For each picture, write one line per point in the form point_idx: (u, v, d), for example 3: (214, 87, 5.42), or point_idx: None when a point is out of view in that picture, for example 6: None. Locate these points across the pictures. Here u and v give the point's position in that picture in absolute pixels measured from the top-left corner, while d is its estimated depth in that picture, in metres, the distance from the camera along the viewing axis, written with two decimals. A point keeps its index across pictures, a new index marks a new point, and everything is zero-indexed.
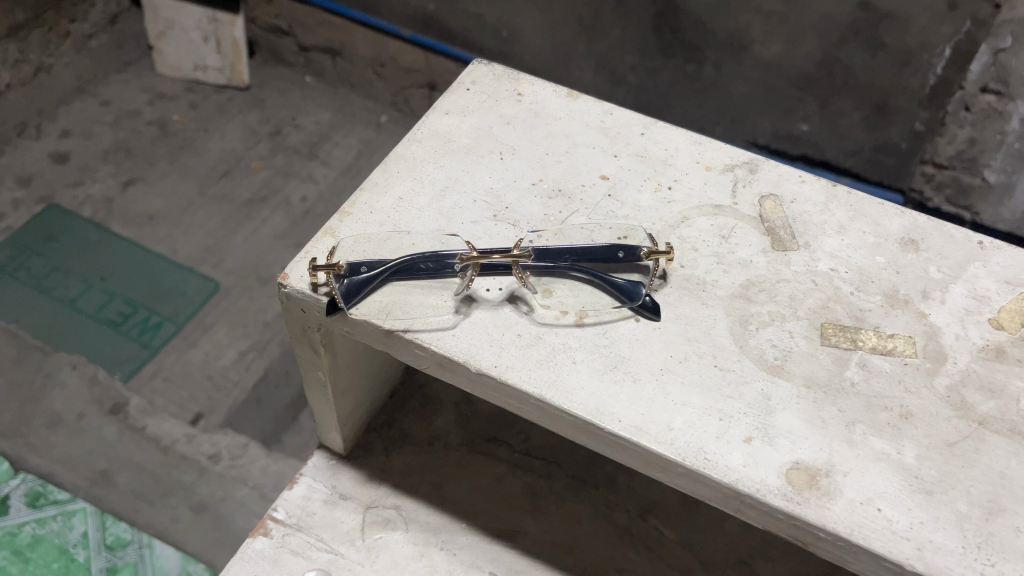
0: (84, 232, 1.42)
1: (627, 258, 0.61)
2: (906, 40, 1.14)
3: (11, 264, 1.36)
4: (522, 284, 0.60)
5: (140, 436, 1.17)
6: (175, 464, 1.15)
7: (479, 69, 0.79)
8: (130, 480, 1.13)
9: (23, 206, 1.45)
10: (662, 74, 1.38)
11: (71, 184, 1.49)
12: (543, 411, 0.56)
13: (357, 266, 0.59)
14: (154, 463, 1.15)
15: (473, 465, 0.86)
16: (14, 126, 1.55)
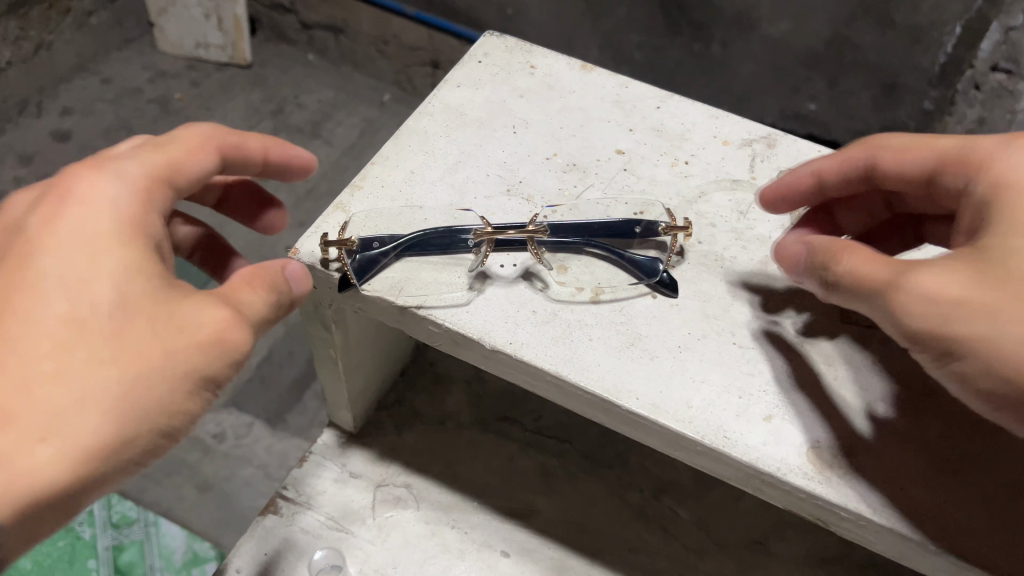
0: None
1: (644, 234, 0.61)
2: (916, 18, 1.12)
3: None
4: (538, 258, 0.59)
5: None
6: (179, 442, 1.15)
7: (491, 41, 0.77)
8: None
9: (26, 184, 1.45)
10: (669, 52, 1.37)
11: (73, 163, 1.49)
12: (558, 388, 0.55)
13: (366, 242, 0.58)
14: None
15: (484, 444, 0.85)
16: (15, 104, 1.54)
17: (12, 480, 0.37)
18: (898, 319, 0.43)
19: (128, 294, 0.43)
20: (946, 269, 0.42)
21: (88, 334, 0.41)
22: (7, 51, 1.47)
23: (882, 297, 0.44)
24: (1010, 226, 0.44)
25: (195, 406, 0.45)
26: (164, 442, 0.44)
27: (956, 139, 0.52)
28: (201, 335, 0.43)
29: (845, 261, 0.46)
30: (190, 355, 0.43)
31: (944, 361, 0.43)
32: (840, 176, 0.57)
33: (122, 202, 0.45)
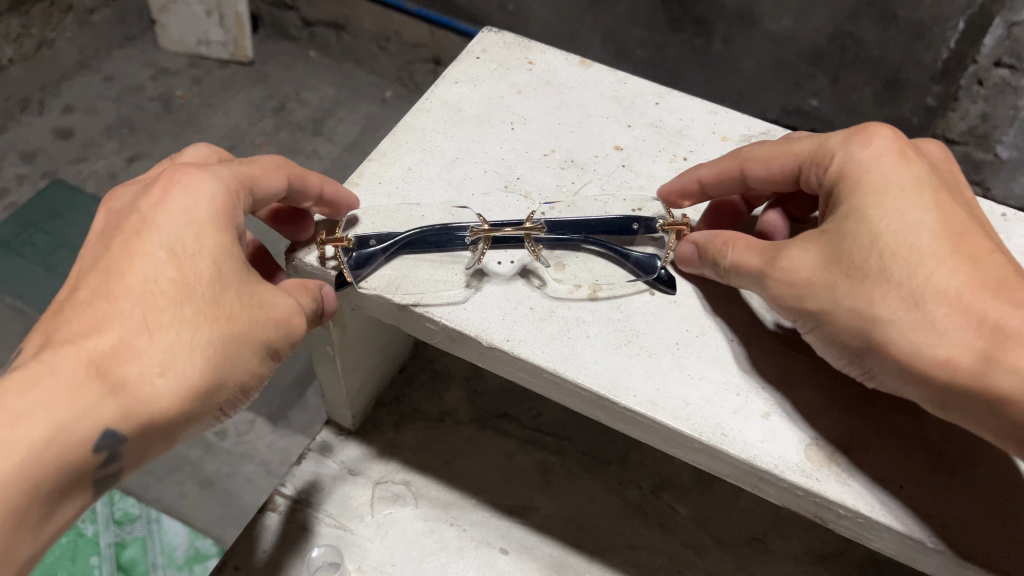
0: (89, 208, 1.42)
1: (643, 231, 0.61)
2: (918, 13, 1.11)
3: (15, 240, 1.38)
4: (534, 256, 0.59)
5: None
6: None
7: (489, 37, 0.77)
8: None
9: (28, 182, 1.46)
10: (671, 48, 1.36)
11: (75, 161, 1.49)
12: (556, 385, 0.55)
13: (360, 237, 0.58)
14: None
15: (483, 441, 0.85)
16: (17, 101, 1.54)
17: (138, 407, 0.43)
18: (823, 334, 0.50)
19: (228, 268, 0.48)
20: (851, 301, 0.47)
21: (196, 297, 0.46)
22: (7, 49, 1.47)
23: (807, 319, 0.50)
24: (861, 219, 0.49)
25: (265, 373, 0.50)
26: (241, 398, 0.49)
27: (811, 141, 0.55)
28: (275, 314, 0.49)
29: (729, 256, 0.54)
30: (266, 327, 0.49)
31: (862, 368, 0.49)
32: (720, 182, 0.59)
33: (229, 194, 0.50)
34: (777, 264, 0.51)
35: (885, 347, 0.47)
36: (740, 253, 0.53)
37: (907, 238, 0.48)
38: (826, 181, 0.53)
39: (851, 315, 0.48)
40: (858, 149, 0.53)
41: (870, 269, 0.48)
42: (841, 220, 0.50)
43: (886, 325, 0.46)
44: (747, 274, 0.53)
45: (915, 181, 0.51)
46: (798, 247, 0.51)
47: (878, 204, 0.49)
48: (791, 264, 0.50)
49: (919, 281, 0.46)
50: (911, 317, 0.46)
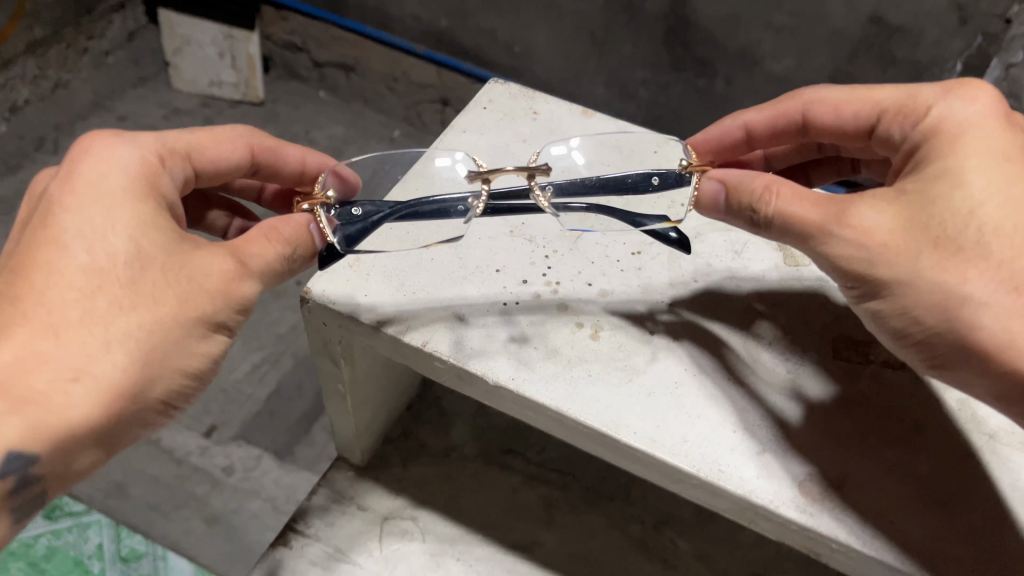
0: None
1: (662, 182, 0.65)
2: (917, 55, 1.14)
3: None
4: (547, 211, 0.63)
5: (155, 448, 1.18)
6: (189, 476, 1.16)
7: (495, 88, 0.80)
8: (144, 492, 1.12)
9: None
10: (674, 88, 1.40)
11: None
12: (559, 422, 0.57)
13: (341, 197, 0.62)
14: (169, 474, 1.15)
15: (488, 477, 0.87)
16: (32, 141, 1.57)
17: (52, 417, 0.43)
18: (890, 306, 0.50)
19: (146, 248, 0.48)
20: (941, 274, 0.48)
21: (110, 289, 0.46)
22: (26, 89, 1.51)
23: (879, 288, 0.50)
24: (958, 187, 0.50)
25: (218, 346, 0.51)
26: (187, 382, 0.50)
27: (896, 92, 0.58)
28: (210, 285, 0.49)
29: (774, 205, 0.53)
30: (201, 299, 0.49)
31: (933, 353, 0.50)
32: (769, 129, 0.66)
33: (143, 164, 0.52)
34: (848, 222, 0.50)
35: (971, 326, 0.48)
36: (797, 206, 0.52)
37: (1003, 217, 0.49)
38: (915, 136, 0.55)
39: (937, 289, 0.48)
40: (957, 107, 0.55)
41: (961, 246, 0.49)
42: (934, 186, 0.51)
43: (973, 306, 0.48)
44: (799, 225, 0.52)
45: (1012, 153, 0.52)
46: (874, 206, 0.51)
47: (980, 173, 0.51)
48: (863, 229, 0.50)
49: (1017, 264, 0.48)
50: (1004, 302, 0.47)
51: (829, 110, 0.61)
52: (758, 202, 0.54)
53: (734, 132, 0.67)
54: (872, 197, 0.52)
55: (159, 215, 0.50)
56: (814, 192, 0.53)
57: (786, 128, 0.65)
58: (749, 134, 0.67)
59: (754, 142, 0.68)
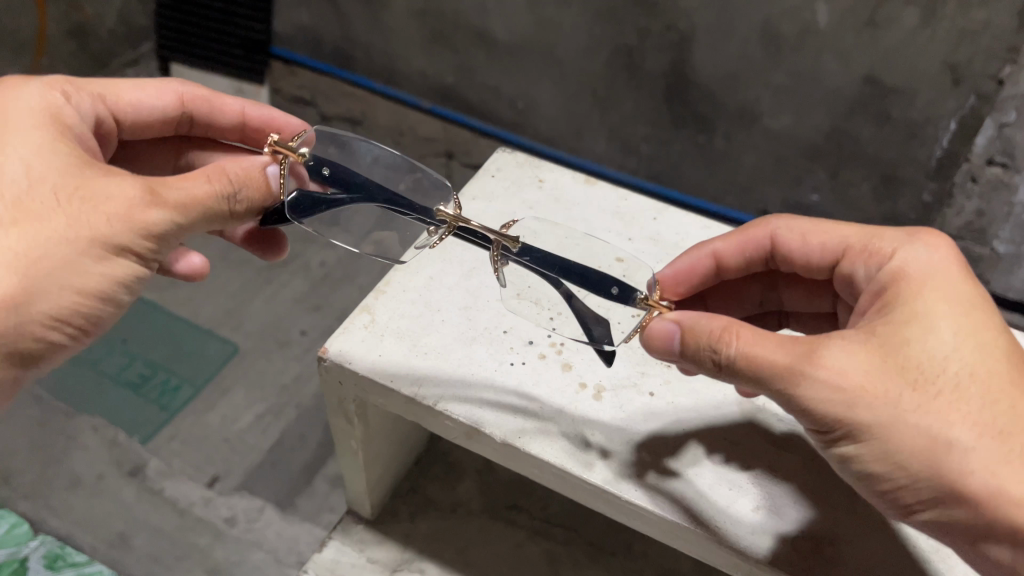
0: None
1: (620, 294, 0.66)
2: (912, 113, 1.19)
3: None
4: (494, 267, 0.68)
5: (159, 498, 1.16)
6: (191, 527, 1.14)
7: (503, 157, 0.86)
8: (147, 543, 1.10)
9: None
10: (674, 144, 1.45)
11: None
12: (564, 479, 0.62)
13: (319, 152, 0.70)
14: (172, 526, 1.13)
15: (495, 531, 0.90)
16: None
17: None
18: (870, 447, 0.52)
19: (44, 174, 0.57)
20: (924, 417, 0.50)
21: (4, 211, 0.55)
22: None
23: (861, 432, 0.52)
24: (927, 335, 0.53)
25: (119, 268, 0.58)
26: (80, 300, 0.57)
27: (863, 236, 0.64)
28: (110, 209, 0.56)
29: (736, 346, 0.53)
30: (97, 219, 0.56)
31: (918, 493, 0.52)
32: (739, 253, 0.71)
33: (53, 104, 0.63)
34: (821, 363, 0.52)
35: (956, 472, 0.50)
36: (762, 350, 0.53)
37: (973, 361, 0.52)
38: (883, 278, 0.60)
39: (920, 433, 0.50)
40: (917, 253, 0.59)
41: (939, 389, 0.52)
42: (907, 329, 0.54)
43: (955, 449, 0.50)
44: (767, 367, 0.53)
45: (970, 300, 0.56)
46: (844, 349, 0.53)
47: (948, 320, 0.54)
48: (837, 373, 0.51)
49: (996, 410, 0.51)
50: (984, 450, 0.50)
51: (797, 238, 0.68)
52: (717, 344, 0.55)
53: (704, 261, 0.73)
54: (840, 339, 0.54)
55: (64, 146, 0.59)
56: (772, 334, 0.54)
57: (751, 254, 0.71)
58: (717, 262, 0.72)
59: (722, 270, 0.73)
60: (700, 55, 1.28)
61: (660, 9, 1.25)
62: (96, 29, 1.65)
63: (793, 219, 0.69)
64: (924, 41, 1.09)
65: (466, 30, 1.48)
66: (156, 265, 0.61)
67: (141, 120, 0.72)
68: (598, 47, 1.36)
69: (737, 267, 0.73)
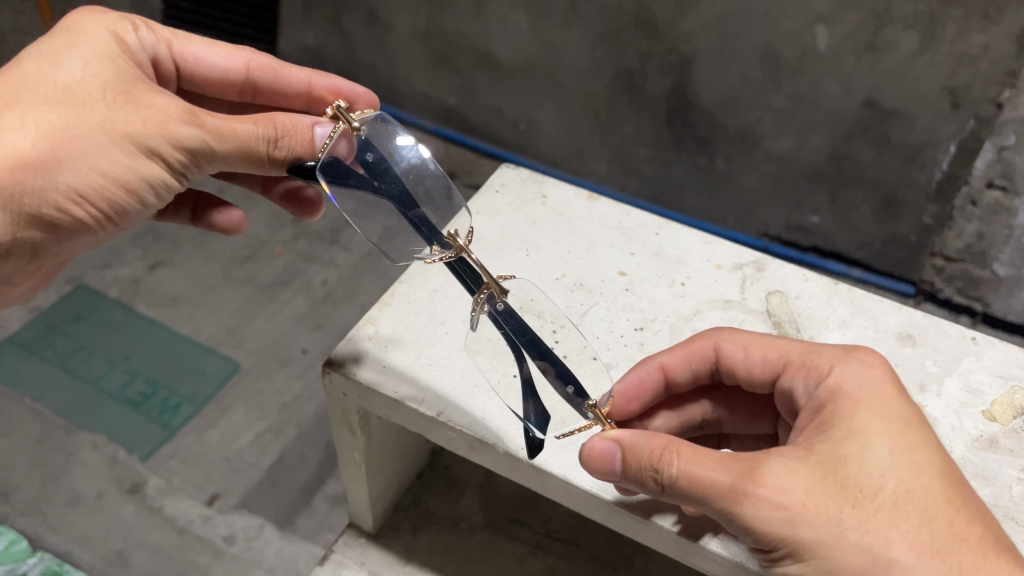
0: (109, 312, 1.45)
1: (574, 393, 0.63)
2: (912, 137, 1.20)
3: (36, 342, 1.39)
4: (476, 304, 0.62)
5: (158, 517, 1.16)
6: (189, 545, 1.14)
7: (506, 173, 0.87)
8: (146, 561, 1.11)
9: (53, 286, 1.48)
10: (675, 166, 1.46)
11: (100, 266, 1.53)
12: (565, 490, 0.64)
13: (373, 135, 0.64)
14: (170, 544, 1.13)
15: (495, 547, 0.94)
16: None
17: None
18: (813, 569, 0.49)
19: (98, 71, 0.61)
20: (864, 536, 0.48)
21: (53, 92, 0.59)
22: None
23: (803, 552, 0.49)
24: (864, 451, 0.51)
25: (145, 168, 0.60)
26: (103, 185, 0.60)
27: (802, 347, 0.61)
28: (148, 115, 0.59)
29: (676, 465, 0.51)
30: (134, 119, 0.59)
31: None
32: (687, 365, 0.65)
33: (122, 29, 0.67)
34: (759, 481, 0.49)
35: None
36: (702, 466, 0.51)
37: (909, 479, 0.50)
38: (822, 393, 0.56)
39: (863, 554, 0.47)
40: (855, 369, 0.57)
41: (878, 507, 0.49)
42: (849, 444, 0.51)
43: (898, 572, 0.47)
44: (707, 487, 0.50)
45: (906, 415, 0.54)
46: (783, 466, 0.50)
47: (887, 437, 0.51)
48: (775, 490, 0.49)
49: (936, 529, 0.48)
50: (931, 571, 0.47)
51: (741, 350, 0.63)
52: (658, 464, 0.52)
53: (650, 374, 0.65)
54: (779, 456, 0.51)
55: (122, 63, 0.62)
56: (710, 451, 0.52)
57: (696, 368, 0.65)
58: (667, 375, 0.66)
59: (671, 384, 0.66)
60: (701, 78, 1.30)
61: (662, 32, 1.27)
62: None
63: (734, 332, 0.64)
64: (923, 65, 1.11)
65: (470, 52, 1.50)
66: (186, 179, 0.63)
67: (198, 72, 0.73)
68: (600, 70, 1.38)
69: (685, 381, 0.66)
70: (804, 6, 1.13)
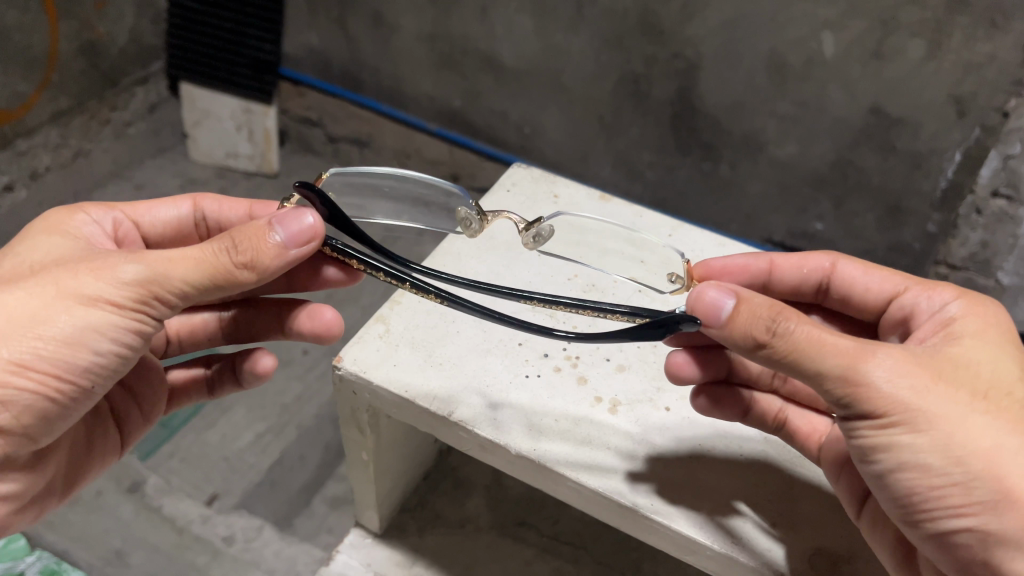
0: None
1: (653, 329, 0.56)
2: (917, 145, 1.19)
3: None
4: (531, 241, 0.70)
5: (156, 515, 1.13)
6: (188, 545, 1.10)
7: (519, 170, 0.89)
8: (143, 561, 1.06)
9: None
10: (680, 170, 1.45)
11: None
12: (577, 492, 0.63)
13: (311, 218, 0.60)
14: (168, 543, 1.09)
15: (504, 547, 0.95)
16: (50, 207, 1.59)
17: None
18: (926, 441, 0.50)
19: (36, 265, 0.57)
20: (987, 421, 0.50)
21: None
22: (48, 157, 1.55)
23: (921, 420, 0.50)
24: (991, 361, 0.55)
25: (92, 319, 0.53)
26: (45, 347, 0.53)
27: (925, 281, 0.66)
28: (82, 269, 0.54)
29: (795, 321, 0.51)
30: (67, 274, 0.54)
31: (967, 502, 0.49)
32: (795, 269, 0.71)
33: (71, 217, 0.65)
34: (890, 356, 0.51)
35: (1013, 477, 0.49)
36: (826, 334, 0.51)
37: None
38: (945, 313, 0.61)
39: (983, 434, 0.50)
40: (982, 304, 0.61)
41: (1003, 405, 0.52)
42: (970, 351, 0.55)
43: (1015, 457, 0.49)
44: (835, 346, 0.51)
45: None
46: (912, 354, 0.53)
47: (1006, 352, 0.56)
48: (896, 367, 0.51)
49: None
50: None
51: (861, 267, 0.68)
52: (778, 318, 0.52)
53: (757, 264, 0.72)
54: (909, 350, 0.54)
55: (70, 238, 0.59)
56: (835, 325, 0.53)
57: (807, 272, 0.71)
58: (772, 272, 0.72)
59: (772, 281, 0.72)
60: (707, 83, 1.29)
61: (667, 37, 1.26)
62: (107, 48, 1.61)
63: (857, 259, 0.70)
64: (930, 72, 1.10)
65: (474, 55, 1.50)
66: (149, 322, 0.56)
67: (155, 223, 0.72)
68: (605, 74, 1.37)
69: (793, 285, 0.72)
70: (810, 12, 1.12)
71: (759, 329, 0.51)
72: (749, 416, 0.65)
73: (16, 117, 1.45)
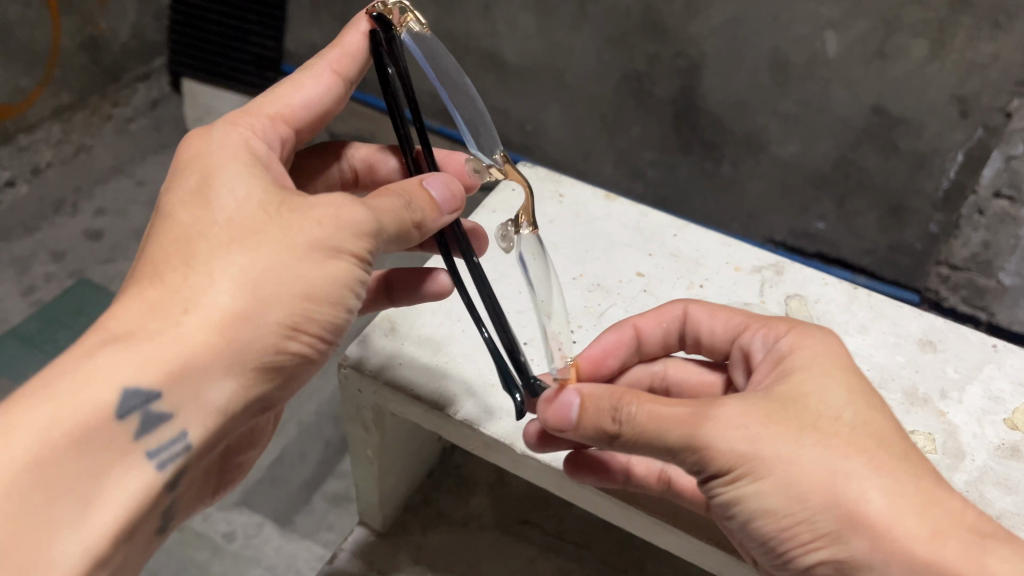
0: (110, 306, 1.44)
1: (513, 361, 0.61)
2: (919, 144, 1.19)
3: (38, 335, 1.37)
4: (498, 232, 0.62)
5: None
6: (189, 541, 1.13)
7: (524, 170, 0.90)
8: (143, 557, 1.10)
9: (56, 280, 1.47)
10: (682, 169, 1.45)
11: (103, 261, 1.51)
12: (582, 492, 0.64)
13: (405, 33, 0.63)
14: (169, 540, 1.12)
15: (507, 546, 0.95)
16: (52, 202, 1.59)
17: (173, 346, 0.45)
18: (767, 486, 0.48)
19: (252, 201, 0.51)
20: (823, 454, 0.48)
21: (221, 234, 0.49)
22: (49, 152, 1.54)
23: (759, 468, 0.48)
24: (815, 391, 0.52)
25: (340, 274, 0.51)
26: (312, 309, 0.50)
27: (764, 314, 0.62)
28: (327, 216, 0.51)
29: (634, 405, 0.49)
30: (310, 225, 0.50)
31: (821, 536, 0.48)
32: (657, 323, 0.66)
33: (245, 139, 0.56)
34: (719, 410, 0.50)
35: (855, 503, 0.47)
36: (663, 405, 0.49)
37: (863, 414, 0.51)
38: (777, 350, 0.57)
39: (816, 467, 0.48)
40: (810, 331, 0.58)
41: (836, 432, 0.50)
42: (802, 384, 0.52)
43: (852, 482, 0.48)
44: (667, 418, 0.49)
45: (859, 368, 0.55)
46: (743, 400, 0.51)
47: (836, 378, 0.53)
48: (733, 418, 0.49)
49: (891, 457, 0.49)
50: (879, 480, 0.48)
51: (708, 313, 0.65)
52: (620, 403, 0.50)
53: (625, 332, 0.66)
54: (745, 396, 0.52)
55: (261, 174, 0.53)
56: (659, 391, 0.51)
57: (666, 327, 0.67)
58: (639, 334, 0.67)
59: (642, 343, 0.67)
60: (710, 81, 1.29)
61: (671, 35, 1.26)
62: (109, 43, 1.61)
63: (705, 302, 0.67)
64: (932, 73, 1.10)
65: (477, 52, 1.49)
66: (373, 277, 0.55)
67: (309, 119, 0.63)
68: (607, 73, 1.38)
69: (661, 338, 0.67)
70: (813, 11, 1.12)
71: (606, 422, 0.50)
72: (631, 481, 0.60)
73: (19, 112, 1.46)
